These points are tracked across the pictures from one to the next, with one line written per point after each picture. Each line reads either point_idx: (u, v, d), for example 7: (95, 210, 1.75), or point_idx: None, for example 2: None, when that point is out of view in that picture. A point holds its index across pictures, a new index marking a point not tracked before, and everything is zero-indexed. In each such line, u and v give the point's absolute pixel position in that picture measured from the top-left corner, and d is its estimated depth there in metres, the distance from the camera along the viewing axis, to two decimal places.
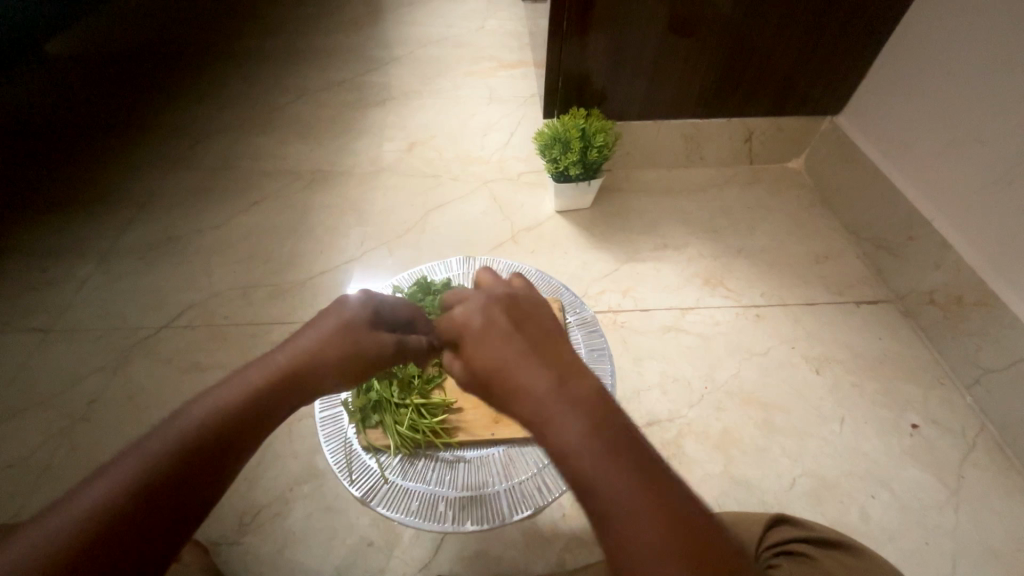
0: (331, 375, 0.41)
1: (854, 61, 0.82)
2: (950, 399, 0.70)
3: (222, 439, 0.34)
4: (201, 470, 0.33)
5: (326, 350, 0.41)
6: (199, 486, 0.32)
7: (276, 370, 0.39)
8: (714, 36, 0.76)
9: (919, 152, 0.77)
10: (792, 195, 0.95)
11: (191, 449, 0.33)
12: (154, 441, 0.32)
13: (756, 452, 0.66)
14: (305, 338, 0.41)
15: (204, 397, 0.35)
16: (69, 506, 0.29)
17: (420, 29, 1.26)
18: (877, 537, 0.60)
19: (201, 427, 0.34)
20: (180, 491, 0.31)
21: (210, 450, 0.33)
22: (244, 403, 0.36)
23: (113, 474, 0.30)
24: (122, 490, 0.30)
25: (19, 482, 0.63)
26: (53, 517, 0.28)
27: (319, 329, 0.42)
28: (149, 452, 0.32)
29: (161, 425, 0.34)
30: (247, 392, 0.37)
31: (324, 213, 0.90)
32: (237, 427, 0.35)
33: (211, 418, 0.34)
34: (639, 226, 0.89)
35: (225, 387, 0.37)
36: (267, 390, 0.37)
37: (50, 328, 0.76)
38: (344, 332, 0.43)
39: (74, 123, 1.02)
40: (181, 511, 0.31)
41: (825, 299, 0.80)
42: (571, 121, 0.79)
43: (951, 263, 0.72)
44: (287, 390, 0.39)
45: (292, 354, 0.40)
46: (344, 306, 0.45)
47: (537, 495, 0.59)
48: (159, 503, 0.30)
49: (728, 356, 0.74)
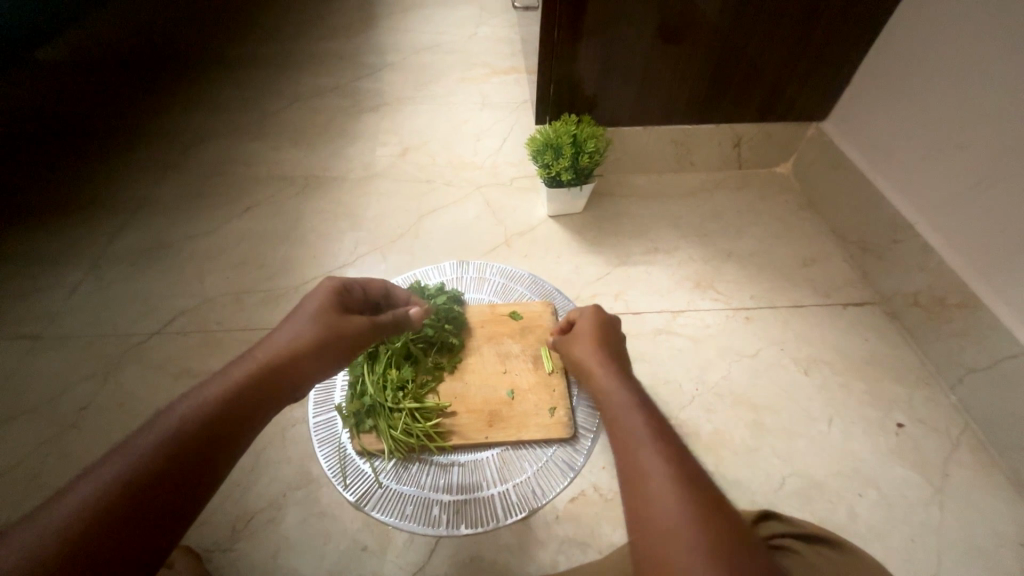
0: (314, 359, 0.47)
1: (839, 67, 0.84)
2: (934, 398, 0.72)
3: (212, 434, 0.38)
4: (193, 465, 0.36)
5: (310, 341, 0.47)
6: (191, 480, 0.36)
7: (266, 360, 0.44)
8: (702, 44, 0.78)
9: (902, 157, 0.79)
10: (780, 199, 0.97)
11: (181, 445, 0.36)
12: (143, 437, 0.36)
13: (746, 452, 0.67)
14: (291, 329, 0.47)
15: (195, 394, 0.39)
16: (61, 504, 0.31)
17: (414, 35, 1.27)
18: (865, 534, 0.61)
19: (191, 423, 0.37)
20: (172, 485, 0.35)
21: (202, 445, 0.37)
22: (231, 400, 0.40)
23: (105, 473, 0.33)
24: (114, 485, 0.33)
25: (6, 491, 0.62)
26: (45, 516, 0.31)
27: (303, 319, 0.48)
28: (141, 445, 0.35)
29: (152, 422, 0.37)
30: (234, 383, 0.41)
31: (318, 219, 0.90)
32: (227, 422, 0.39)
33: (200, 415, 0.38)
34: (630, 230, 0.90)
35: (214, 383, 0.41)
36: (256, 386, 0.42)
37: (39, 335, 0.76)
38: (322, 319, 0.49)
39: (64, 129, 1.01)
40: (176, 502, 0.34)
41: (813, 301, 0.81)
42: (563, 127, 0.80)
43: (934, 264, 0.74)
44: (278, 383, 0.44)
45: (281, 344, 0.46)
46: (316, 294, 0.51)
47: (530, 497, 0.61)
48: (153, 497, 0.33)
49: (719, 358, 0.75)
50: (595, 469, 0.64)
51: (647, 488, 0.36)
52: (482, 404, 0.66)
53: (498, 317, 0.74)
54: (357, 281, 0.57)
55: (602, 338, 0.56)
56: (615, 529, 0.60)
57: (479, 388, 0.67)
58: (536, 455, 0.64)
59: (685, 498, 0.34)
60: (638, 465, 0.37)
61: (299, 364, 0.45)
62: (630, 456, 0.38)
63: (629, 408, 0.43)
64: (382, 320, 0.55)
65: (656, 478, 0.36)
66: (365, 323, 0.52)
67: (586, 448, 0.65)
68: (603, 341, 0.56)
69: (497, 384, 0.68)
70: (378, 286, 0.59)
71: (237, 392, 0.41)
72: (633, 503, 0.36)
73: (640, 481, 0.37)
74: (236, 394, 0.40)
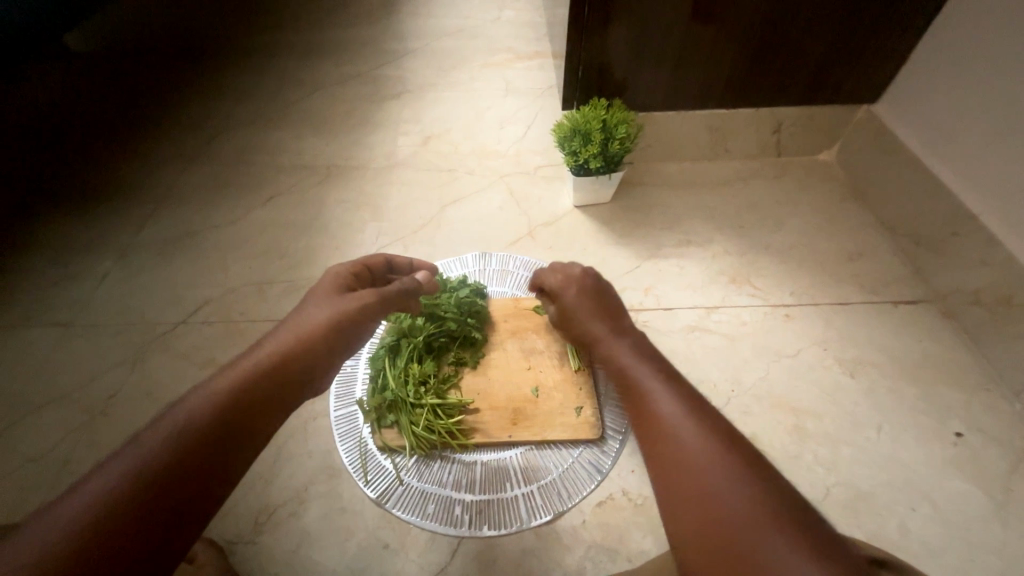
0: (322, 339, 0.46)
1: (895, 45, 0.76)
2: (996, 406, 0.66)
3: (227, 427, 0.37)
4: (206, 462, 0.35)
5: (319, 325, 0.47)
6: (206, 478, 0.34)
7: (276, 349, 0.44)
8: (743, 22, 0.72)
9: (966, 144, 0.72)
10: (824, 188, 0.90)
11: (192, 443, 0.35)
12: (153, 435, 0.34)
13: (786, 459, 0.63)
14: (297, 319, 0.48)
15: (204, 387, 0.38)
16: (69, 504, 0.30)
17: (436, 20, 1.24)
18: (918, 552, 0.56)
19: (201, 419, 0.36)
20: (184, 483, 0.33)
21: (214, 441, 0.36)
22: (243, 390, 0.39)
23: (117, 468, 0.32)
24: (124, 483, 0.31)
25: (39, 476, 0.64)
26: (53, 517, 0.29)
27: (310, 308, 0.49)
28: (152, 443, 0.33)
29: (164, 415, 0.36)
30: (247, 372, 0.40)
31: (339, 208, 0.89)
32: (240, 416, 0.38)
33: (211, 409, 0.37)
34: (661, 221, 0.86)
35: (225, 375, 0.40)
36: (270, 370, 0.41)
37: (70, 323, 0.77)
38: (330, 303, 0.49)
39: (92, 118, 1.02)
40: (190, 501, 0.33)
41: (860, 298, 0.76)
42: (592, 112, 0.76)
43: (1000, 261, 0.68)
44: (289, 372, 0.43)
45: (286, 334, 0.45)
46: (320, 282, 0.53)
47: (557, 500, 0.59)
48: (165, 495, 0.32)
49: (756, 358, 0.70)
50: (623, 472, 0.61)
51: (666, 432, 0.37)
52: (506, 402, 0.64)
53: (522, 311, 0.72)
54: (358, 263, 0.57)
55: (591, 301, 0.56)
56: (645, 536, 0.57)
57: (503, 384, 0.65)
58: (562, 456, 0.61)
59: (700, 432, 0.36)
60: (653, 413, 0.39)
61: (309, 350, 0.45)
62: (644, 409, 0.40)
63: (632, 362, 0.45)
64: (391, 291, 0.55)
65: (670, 421, 0.37)
66: (372, 298, 0.51)
67: (614, 450, 0.62)
68: (587, 302, 0.56)
69: (522, 381, 0.65)
70: (381, 262, 0.60)
71: (248, 384, 0.39)
72: (654, 451, 0.37)
73: (663, 444, 0.36)
74: (248, 384, 0.40)
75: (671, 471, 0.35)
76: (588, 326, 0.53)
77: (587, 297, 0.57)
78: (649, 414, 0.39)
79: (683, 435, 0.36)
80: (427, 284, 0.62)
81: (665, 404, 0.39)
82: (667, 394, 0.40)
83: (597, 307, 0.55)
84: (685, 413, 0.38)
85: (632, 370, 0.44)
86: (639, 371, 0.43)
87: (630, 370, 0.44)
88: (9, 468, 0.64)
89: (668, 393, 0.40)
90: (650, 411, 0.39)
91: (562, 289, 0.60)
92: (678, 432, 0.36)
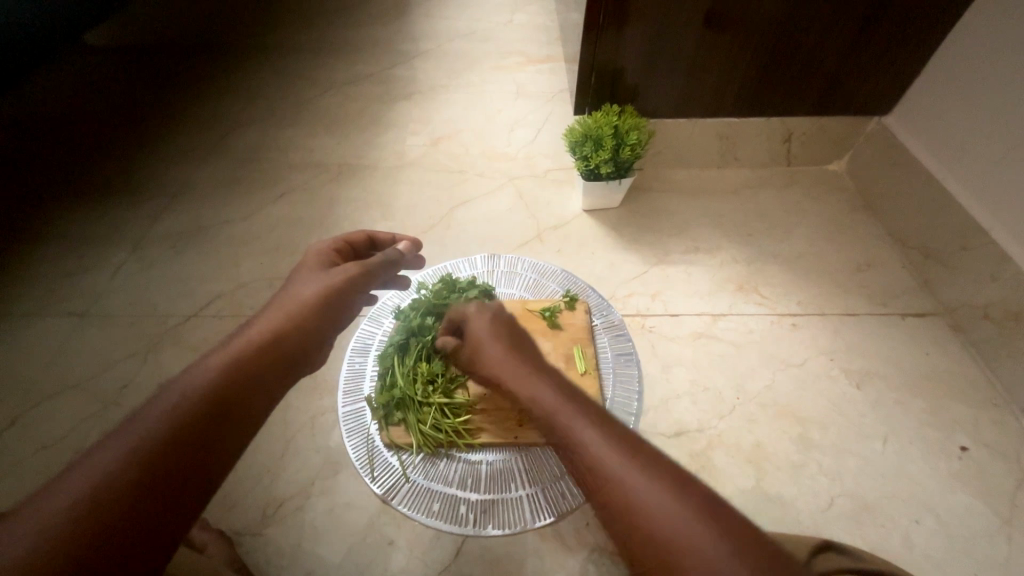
0: (313, 315, 0.47)
1: (908, 57, 0.76)
2: (1004, 421, 0.66)
3: (227, 400, 0.37)
4: (209, 435, 0.35)
5: (308, 301, 0.48)
6: (209, 450, 0.35)
7: (266, 327, 0.45)
8: (756, 32, 0.72)
9: (974, 159, 0.72)
10: (834, 198, 0.90)
11: (195, 417, 0.35)
12: (155, 410, 0.35)
13: (791, 468, 0.63)
14: (286, 297, 0.49)
15: (199, 364, 0.39)
16: (73, 475, 0.30)
17: (449, 22, 1.25)
18: (921, 564, 0.56)
19: (199, 394, 0.36)
20: (188, 455, 0.34)
21: (215, 414, 0.36)
22: (237, 367, 0.40)
23: (120, 442, 0.32)
24: (127, 455, 0.32)
25: (51, 463, 0.65)
26: (59, 490, 0.30)
27: (296, 285, 0.51)
28: (152, 418, 0.34)
29: (159, 394, 0.36)
30: (240, 348, 0.41)
31: (350, 207, 0.90)
32: (238, 390, 0.38)
33: (208, 384, 0.37)
34: (670, 227, 0.86)
35: (217, 352, 0.40)
36: (263, 346, 0.42)
37: (85, 313, 0.78)
38: (314, 280, 0.51)
39: (109, 111, 1.04)
40: (195, 471, 0.34)
41: (867, 310, 0.76)
42: (604, 118, 0.77)
43: (1009, 276, 0.68)
44: (282, 348, 0.43)
45: (275, 314, 0.47)
46: (302, 262, 0.54)
47: (560, 502, 0.59)
48: (162, 473, 0.32)
49: (762, 366, 0.71)
50: None
51: (611, 479, 0.34)
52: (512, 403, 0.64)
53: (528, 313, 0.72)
54: (339, 241, 0.58)
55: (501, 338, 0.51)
56: None
57: None
58: None
59: (641, 469, 0.34)
60: (592, 463, 0.35)
61: (300, 326, 0.46)
62: (583, 459, 0.36)
63: (557, 406, 0.40)
64: (374, 262, 0.56)
65: (609, 466, 0.34)
66: (356, 271, 0.53)
67: None
68: (497, 339, 0.51)
69: None
70: (361, 238, 0.61)
71: (239, 363, 0.40)
72: (606, 501, 0.34)
73: (612, 495, 0.33)
74: (239, 362, 0.40)
75: (627, 518, 0.32)
76: (501, 368, 0.48)
77: (500, 328, 0.53)
78: (588, 464, 0.36)
79: (625, 477, 0.33)
80: (409, 253, 0.63)
81: (598, 446, 0.36)
82: (599, 435, 0.37)
83: (510, 343, 0.50)
84: (621, 451, 0.35)
85: (560, 415, 0.39)
86: (565, 418, 0.39)
87: (557, 415, 0.40)
88: (21, 454, 0.65)
89: (599, 433, 0.37)
90: (588, 461, 0.36)
91: (475, 328, 0.54)
92: (626, 481, 0.33)
